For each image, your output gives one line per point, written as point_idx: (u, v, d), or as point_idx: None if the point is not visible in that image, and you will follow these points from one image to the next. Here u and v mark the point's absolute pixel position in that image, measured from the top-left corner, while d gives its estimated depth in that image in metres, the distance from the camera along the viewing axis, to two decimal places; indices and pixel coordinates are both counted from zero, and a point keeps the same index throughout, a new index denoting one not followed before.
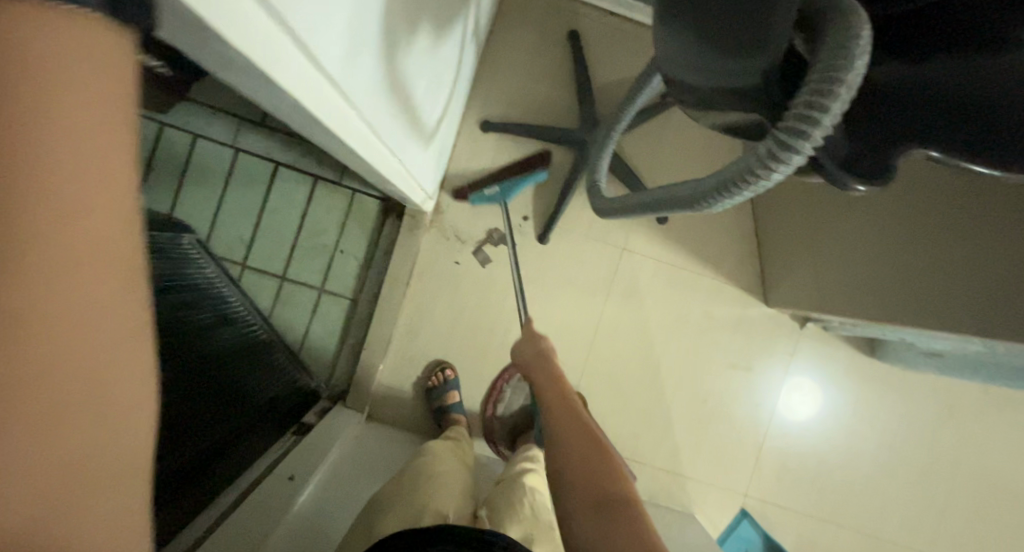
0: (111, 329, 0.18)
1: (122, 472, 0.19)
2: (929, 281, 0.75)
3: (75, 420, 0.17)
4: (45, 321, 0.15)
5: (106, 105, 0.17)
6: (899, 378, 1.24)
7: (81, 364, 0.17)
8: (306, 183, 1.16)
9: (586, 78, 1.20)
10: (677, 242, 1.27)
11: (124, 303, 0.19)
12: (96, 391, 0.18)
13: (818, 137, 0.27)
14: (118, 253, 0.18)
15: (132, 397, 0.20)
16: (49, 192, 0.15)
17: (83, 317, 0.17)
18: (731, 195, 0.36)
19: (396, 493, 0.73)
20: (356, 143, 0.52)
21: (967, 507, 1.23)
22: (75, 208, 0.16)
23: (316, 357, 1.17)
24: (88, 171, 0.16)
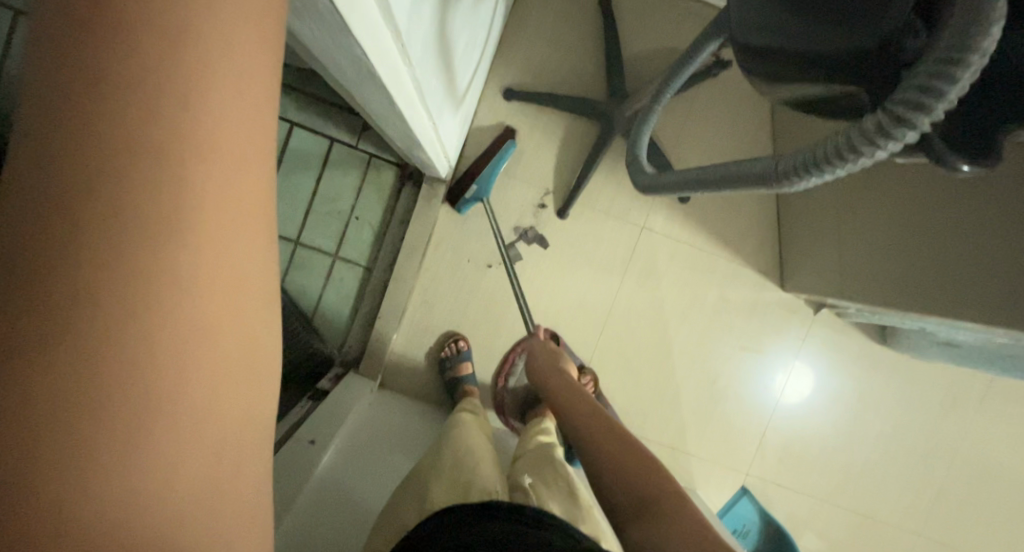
0: (220, 277, 0.21)
1: (200, 410, 0.21)
2: (935, 268, 0.76)
3: (177, 342, 0.20)
4: (165, 259, 0.19)
5: (247, 96, 0.21)
6: (907, 367, 1.26)
7: (189, 301, 0.20)
8: (322, 146, 1.12)
9: (616, 48, 1.15)
10: (697, 223, 1.25)
11: (241, 262, 0.22)
12: (198, 325, 0.21)
13: (940, 110, 0.25)
14: (240, 217, 0.22)
15: (224, 348, 0.22)
16: (186, 149, 0.19)
17: (194, 257, 0.20)
18: (825, 170, 0.34)
19: (437, 466, 0.75)
20: (405, 106, 0.49)
21: (961, 492, 1.27)
22: (207, 168, 0.20)
23: (329, 323, 1.16)
24: (225, 140, 0.20)
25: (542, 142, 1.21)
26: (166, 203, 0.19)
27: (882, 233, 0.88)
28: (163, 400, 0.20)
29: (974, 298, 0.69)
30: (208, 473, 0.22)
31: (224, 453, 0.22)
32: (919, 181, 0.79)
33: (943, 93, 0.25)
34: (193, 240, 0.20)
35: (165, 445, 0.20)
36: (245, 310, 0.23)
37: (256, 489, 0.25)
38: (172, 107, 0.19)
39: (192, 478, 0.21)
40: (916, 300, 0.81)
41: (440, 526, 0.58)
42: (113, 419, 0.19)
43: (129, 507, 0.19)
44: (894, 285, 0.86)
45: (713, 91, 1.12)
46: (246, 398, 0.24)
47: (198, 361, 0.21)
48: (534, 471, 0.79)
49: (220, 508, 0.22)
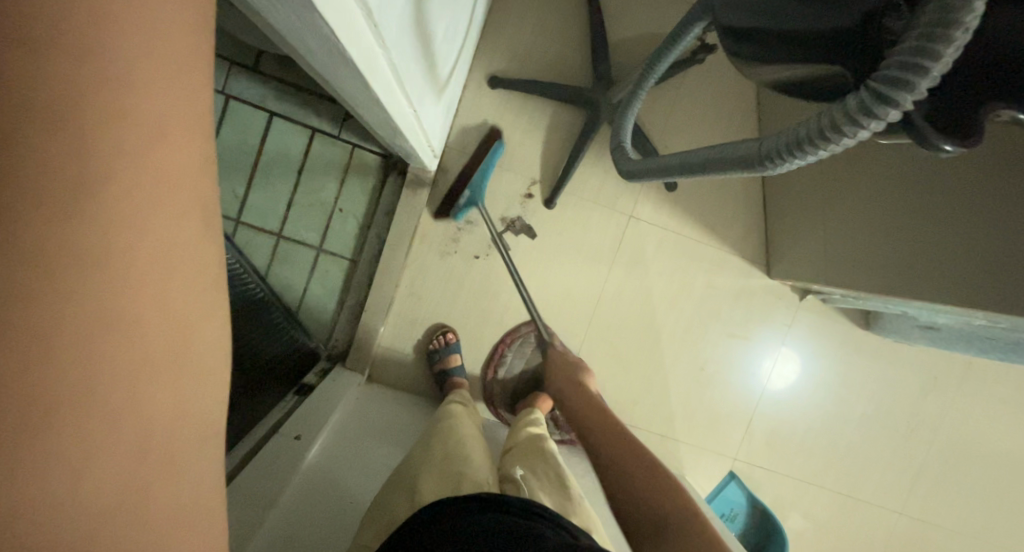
0: (153, 277, 0.20)
1: (133, 413, 0.20)
2: (917, 253, 0.76)
3: (106, 348, 0.19)
4: (91, 258, 0.18)
5: (176, 86, 0.20)
6: (891, 351, 1.28)
7: (119, 302, 0.19)
8: (303, 136, 1.09)
9: (601, 34, 1.14)
10: (685, 211, 1.25)
11: (175, 259, 0.21)
12: (129, 326, 0.20)
13: (923, 89, 0.25)
14: (171, 210, 0.21)
15: (159, 347, 0.21)
16: (115, 141, 0.18)
17: (123, 255, 0.19)
18: (809, 152, 0.34)
19: (427, 459, 0.74)
20: (381, 91, 0.48)
21: (940, 472, 1.30)
22: (132, 161, 0.19)
23: (314, 317, 1.15)
24: (153, 131, 0.19)
25: (528, 131, 1.19)
26: (92, 198, 0.17)
27: (865, 219, 0.89)
28: (93, 408, 0.18)
29: (957, 281, 0.70)
30: (144, 476, 0.21)
31: (162, 452, 0.22)
32: (896, 167, 0.80)
33: (925, 70, 0.24)
34: (122, 238, 0.19)
35: (96, 454, 0.19)
36: (179, 305, 0.22)
37: (196, 497, 0.24)
38: (100, 92, 0.17)
39: (127, 481, 0.20)
40: (900, 284, 0.81)
41: (430, 517, 0.58)
42: (41, 439, 0.17)
43: (62, 524, 0.18)
44: (879, 270, 0.86)
45: (699, 78, 1.12)
46: (184, 395, 0.23)
47: (130, 361, 0.20)
48: (523, 460, 0.80)
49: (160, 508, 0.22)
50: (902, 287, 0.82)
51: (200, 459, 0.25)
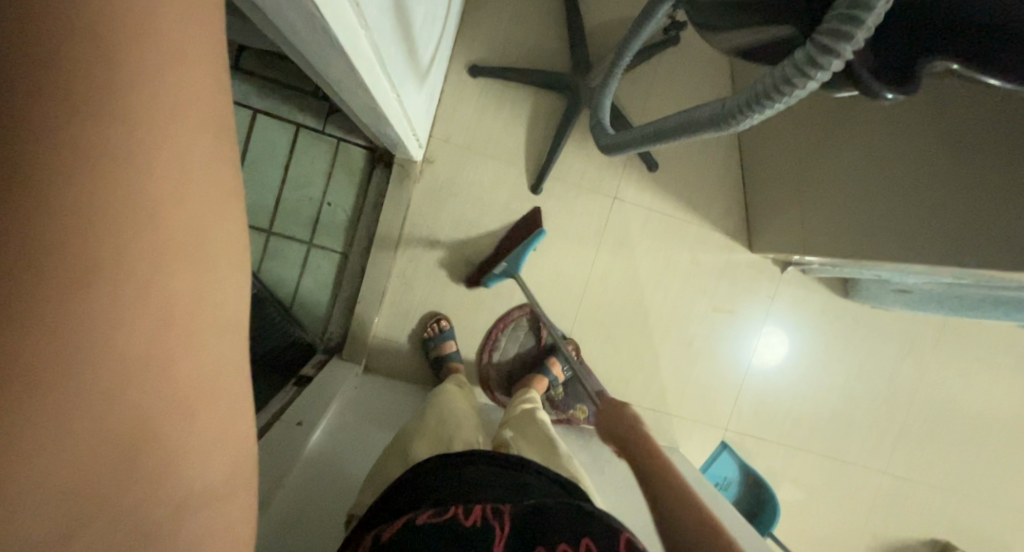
0: (180, 207, 0.21)
1: (151, 332, 0.21)
2: (889, 216, 0.80)
3: (129, 265, 0.20)
4: (116, 172, 0.19)
5: (198, 34, 0.21)
6: (869, 317, 1.33)
7: (181, 253, 0.22)
8: (287, 131, 1.10)
9: (578, 20, 1.16)
10: (667, 191, 1.28)
11: (199, 195, 0.22)
12: (153, 250, 0.21)
13: (860, 41, 0.28)
14: (200, 154, 0.22)
15: (183, 277, 0.22)
16: (141, 68, 0.19)
17: (147, 177, 0.20)
18: (770, 105, 0.37)
19: (422, 427, 0.77)
20: (365, 73, 0.50)
21: (921, 430, 1.36)
22: (160, 91, 0.20)
23: (308, 311, 1.16)
24: (179, 66, 0.20)
25: (511, 118, 1.21)
26: (118, 113, 0.18)
27: (837, 187, 0.92)
28: (113, 317, 0.20)
29: (928, 237, 0.73)
30: (155, 401, 0.22)
31: (187, 384, 0.24)
32: (863, 135, 0.83)
33: (861, 21, 0.27)
34: (148, 161, 0.20)
35: (152, 380, 0.22)
36: (202, 243, 0.23)
37: (221, 435, 0.26)
38: (151, 63, 0.19)
39: (138, 399, 0.21)
40: (875, 247, 0.85)
41: (428, 470, 0.61)
42: (74, 328, 0.18)
43: (76, 421, 0.19)
44: (854, 236, 0.90)
45: (675, 59, 1.15)
46: (213, 337, 0.25)
47: (152, 283, 0.21)
48: (516, 424, 0.84)
49: (170, 436, 0.23)
50: (876, 249, 0.85)
51: (233, 405, 0.26)
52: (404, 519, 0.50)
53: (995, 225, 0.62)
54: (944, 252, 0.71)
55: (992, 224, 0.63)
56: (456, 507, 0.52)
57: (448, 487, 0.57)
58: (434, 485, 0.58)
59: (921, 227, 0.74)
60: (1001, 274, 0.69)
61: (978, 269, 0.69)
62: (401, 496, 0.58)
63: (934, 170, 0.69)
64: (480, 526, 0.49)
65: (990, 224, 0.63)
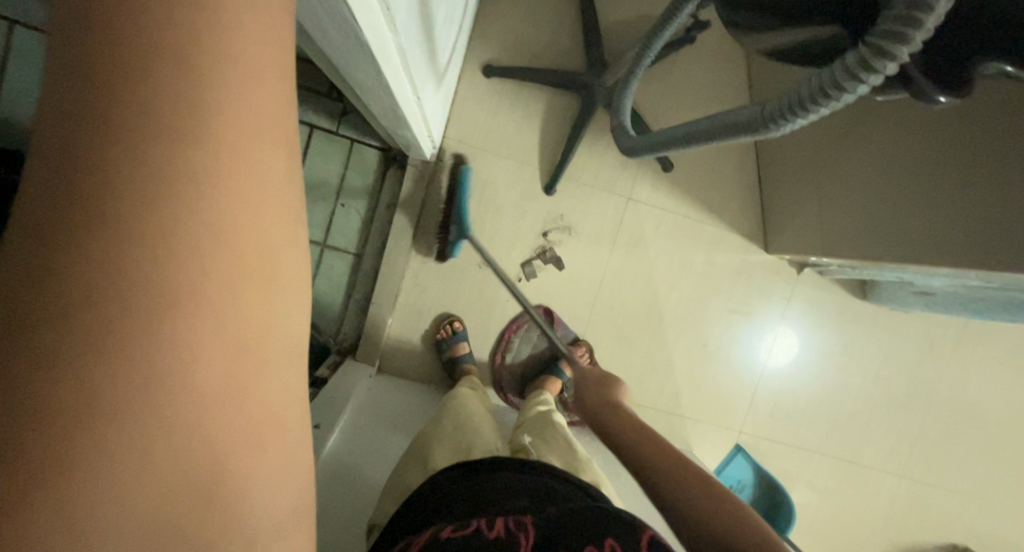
0: (256, 227, 0.20)
1: (229, 363, 0.20)
2: (914, 218, 0.78)
3: (207, 290, 0.19)
4: (194, 192, 0.18)
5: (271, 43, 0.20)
6: (887, 319, 1.31)
7: (253, 281, 0.20)
8: (301, 132, 1.09)
9: (593, 19, 1.15)
10: (682, 192, 1.27)
11: (278, 215, 0.21)
12: (230, 274, 0.19)
13: (918, 41, 0.27)
14: (274, 174, 0.20)
15: (262, 302, 0.21)
16: (212, 83, 0.18)
17: (225, 196, 0.19)
18: (814, 109, 0.35)
19: (439, 431, 0.77)
20: (391, 76, 0.49)
21: (939, 433, 1.34)
22: (231, 106, 0.18)
23: (322, 312, 1.16)
24: (255, 75, 0.19)
25: (525, 118, 1.20)
26: (194, 131, 0.18)
27: (859, 188, 0.91)
28: (191, 345, 0.18)
29: (953, 242, 0.72)
30: (232, 437, 0.20)
31: (261, 417, 0.22)
32: (889, 135, 0.81)
33: (920, 22, 0.26)
34: (224, 178, 0.19)
35: (224, 420, 0.20)
36: (277, 265, 0.21)
37: (291, 477, 0.24)
38: (221, 76, 0.18)
39: (217, 435, 0.20)
40: (898, 249, 0.83)
41: (450, 479, 0.61)
42: (143, 364, 0.17)
43: (153, 455, 0.18)
44: (876, 238, 0.88)
45: (692, 58, 1.13)
46: (285, 367, 0.23)
47: (231, 310, 0.19)
48: (531, 426, 0.84)
49: (247, 475, 0.21)
50: (898, 252, 0.84)
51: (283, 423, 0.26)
52: (427, 535, 0.50)
53: None
54: (969, 256, 0.70)
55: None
56: (480, 520, 0.50)
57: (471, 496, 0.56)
58: (456, 496, 0.57)
59: (948, 231, 0.72)
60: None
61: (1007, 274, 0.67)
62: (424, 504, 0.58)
63: (964, 172, 0.67)
64: (506, 537, 0.47)
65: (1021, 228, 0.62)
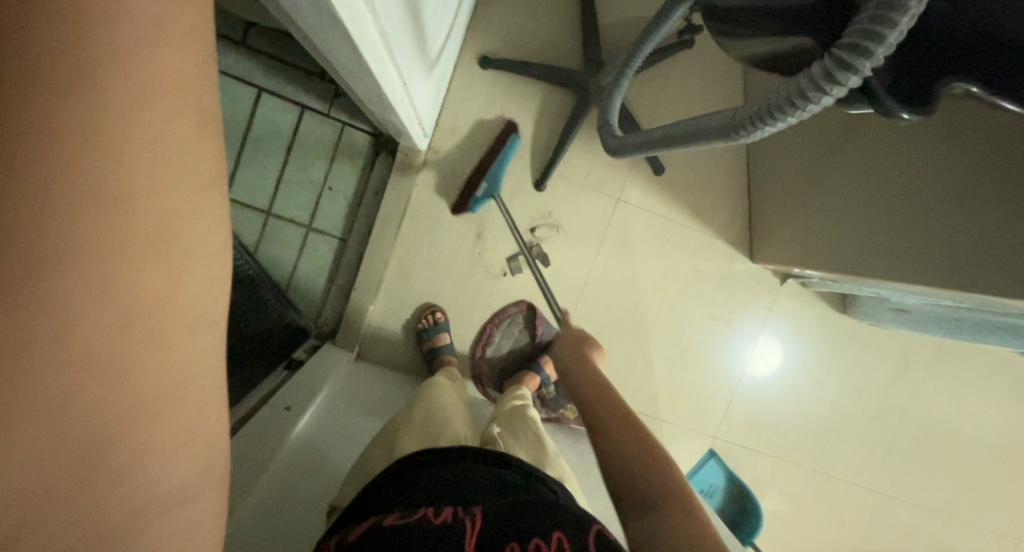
0: (152, 200, 0.20)
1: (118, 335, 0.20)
2: (896, 234, 0.79)
3: (94, 262, 0.19)
4: (85, 163, 0.18)
5: (177, 16, 0.20)
6: (866, 334, 1.33)
7: (151, 252, 0.21)
8: (292, 112, 1.09)
9: (592, 17, 1.15)
10: (671, 196, 1.28)
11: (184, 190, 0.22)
12: (118, 250, 0.19)
13: (882, 55, 0.26)
14: (179, 145, 0.21)
15: (156, 274, 0.21)
16: (115, 55, 0.18)
17: (116, 174, 0.19)
18: (780, 119, 0.36)
19: (410, 417, 0.77)
20: (370, 59, 0.49)
21: (910, 450, 1.36)
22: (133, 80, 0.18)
23: (303, 295, 1.15)
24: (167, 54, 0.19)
25: (519, 112, 1.20)
26: (87, 105, 0.17)
27: (844, 202, 0.92)
28: (72, 323, 0.18)
29: (935, 260, 0.72)
30: (118, 404, 0.21)
31: (161, 386, 0.22)
32: (876, 151, 0.82)
33: (884, 36, 0.26)
34: (118, 158, 0.19)
35: (115, 389, 0.20)
36: (176, 245, 0.22)
37: (194, 441, 0.25)
38: (121, 50, 0.18)
39: (100, 404, 0.20)
40: (878, 265, 0.84)
41: (416, 462, 0.61)
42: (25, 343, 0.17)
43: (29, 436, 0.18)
44: (857, 253, 0.89)
45: (688, 62, 1.13)
46: (190, 335, 0.24)
47: (120, 288, 0.20)
48: (505, 419, 0.85)
49: (135, 447, 0.22)
50: (878, 268, 0.84)
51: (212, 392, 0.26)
52: (369, 522, 0.51)
53: (1000, 251, 0.62)
54: (945, 275, 0.71)
55: (996, 250, 0.62)
56: (426, 509, 0.51)
57: (429, 483, 0.57)
58: (414, 484, 0.57)
59: (926, 248, 0.73)
60: (1002, 301, 0.68)
61: (982, 294, 0.68)
62: (385, 487, 0.58)
63: (943, 191, 0.68)
64: (449, 521, 0.49)
65: (995, 249, 0.62)
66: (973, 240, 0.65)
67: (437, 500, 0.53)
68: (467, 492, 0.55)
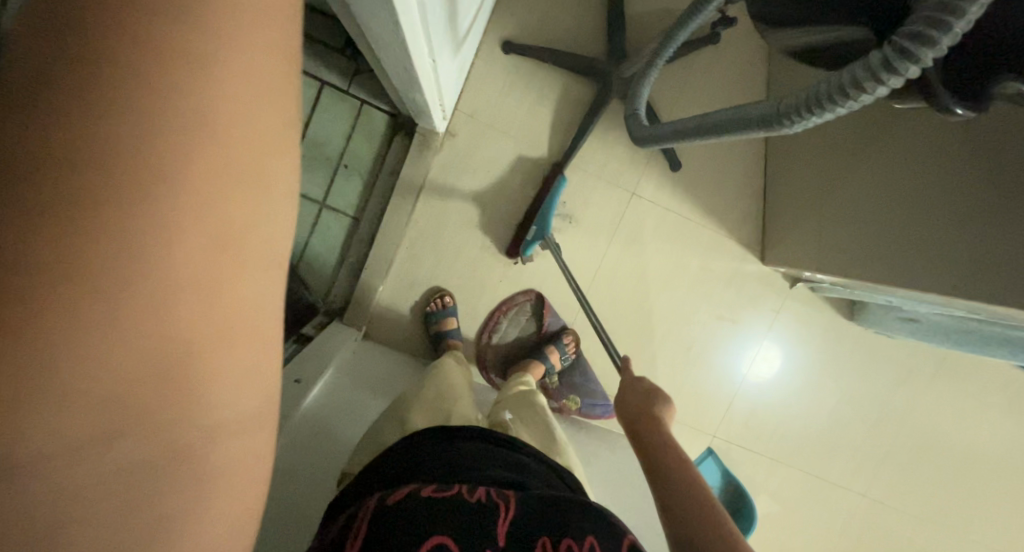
0: (196, 172, 0.25)
1: (187, 282, 0.26)
2: (913, 241, 0.79)
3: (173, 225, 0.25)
4: (163, 149, 0.24)
5: None
6: (872, 343, 1.33)
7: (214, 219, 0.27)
8: (311, 87, 1.08)
9: (619, 7, 1.13)
10: (686, 193, 1.27)
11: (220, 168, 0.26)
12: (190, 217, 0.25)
13: (945, 45, 0.26)
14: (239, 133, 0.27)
15: (201, 233, 0.26)
16: (184, 68, 0.23)
17: (190, 158, 0.25)
18: (828, 109, 0.35)
19: (420, 395, 0.77)
20: (407, 31, 0.48)
21: (906, 460, 1.37)
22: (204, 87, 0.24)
23: (314, 272, 1.15)
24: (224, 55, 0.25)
25: (539, 100, 1.19)
26: (163, 107, 0.23)
27: (862, 206, 0.91)
28: (153, 272, 0.25)
29: (954, 269, 0.72)
30: (173, 343, 0.26)
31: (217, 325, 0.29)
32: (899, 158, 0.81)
33: (949, 25, 0.25)
34: (193, 147, 0.25)
35: (180, 323, 0.27)
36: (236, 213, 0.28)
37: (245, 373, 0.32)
38: (183, 58, 0.23)
39: (170, 336, 0.26)
40: (892, 272, 0.84)
41: (438, 438, 0.61)
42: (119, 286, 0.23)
43: (119, 356, 0.24)
44: (872, 259, 0.89)
45: (713, 58, 1.12)
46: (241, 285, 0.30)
47: (188, 247, 0.26)
48: (513, 404, 0.86)
49: (196, 374, 0.28)
50: (892, 275, 0.84)
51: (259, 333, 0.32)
52: (407, 488, 0.51)
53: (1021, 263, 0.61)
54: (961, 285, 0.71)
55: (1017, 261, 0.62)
56: (460, 485, 0.52)
57: (452, 460, 0.57)
58: (437, 457, 0.58)
59: (942, 257, 0.73)
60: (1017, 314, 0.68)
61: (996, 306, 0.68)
62: (408, 457, 0.59)
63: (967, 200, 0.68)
64: (483, 502, 0.49)
65: (1015, 261, 0.62)
66: (993, 251, 0.65)
67: (463, 479, 0.54)
68: (491, 475, 0.55)
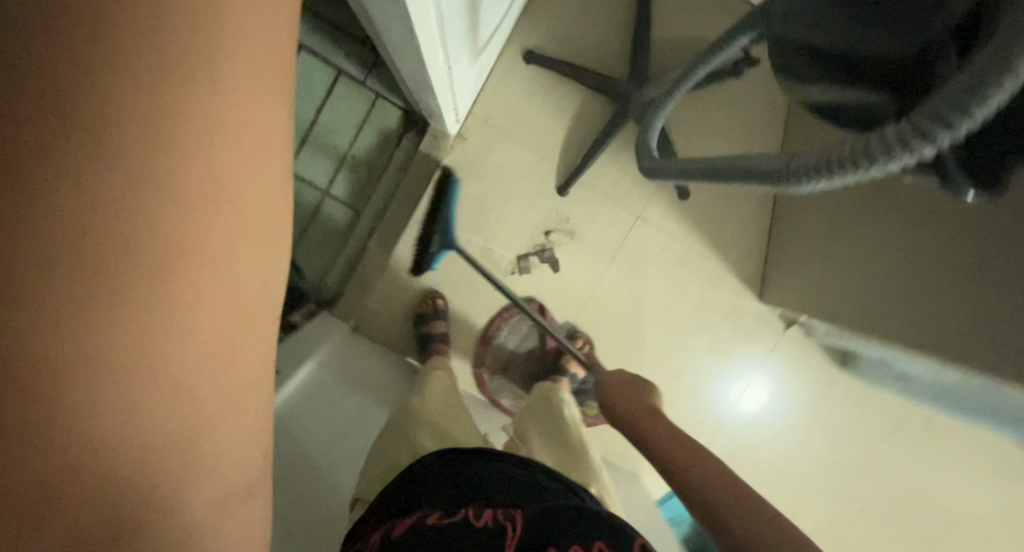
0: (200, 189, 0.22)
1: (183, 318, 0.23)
2: (914, 302, 0.77)
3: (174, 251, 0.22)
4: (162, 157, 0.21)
5: None
6: (861, 393, 1.31)
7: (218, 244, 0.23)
8: (328, 74, 1.07)
9: (645, 30, 1.13)
10: (691, 222, 1.26)
11: (229, 186, 0.23)
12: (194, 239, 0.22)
13: (961, 130, 0.25)
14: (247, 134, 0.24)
15: (209, 258, 0.23)
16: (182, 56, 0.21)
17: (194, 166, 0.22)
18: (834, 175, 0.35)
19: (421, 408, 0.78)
20: (422, 37, 0.48)
21: (883, 515, 1.35)
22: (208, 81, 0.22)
23: (309, 260, 1.14)
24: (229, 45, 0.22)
25: (555, 113, 1.18)
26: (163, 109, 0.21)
27: (866, 257, 0.91)
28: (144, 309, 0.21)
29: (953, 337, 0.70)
30: (160, 397, 0.23)
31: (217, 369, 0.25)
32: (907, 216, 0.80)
33: (967, 111, 0.24)
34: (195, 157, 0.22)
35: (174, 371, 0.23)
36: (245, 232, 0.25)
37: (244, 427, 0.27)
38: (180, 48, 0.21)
39: (162, 388, 0.23)
40: (890, 329, 0.83)
41: (439, 462, 0.62)
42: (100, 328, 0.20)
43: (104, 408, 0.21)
44: (870, 313, 0.88)
45: (732, 92, 1.12)
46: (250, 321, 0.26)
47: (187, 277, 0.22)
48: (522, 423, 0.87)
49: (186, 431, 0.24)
50: (889, 332, 0.83)
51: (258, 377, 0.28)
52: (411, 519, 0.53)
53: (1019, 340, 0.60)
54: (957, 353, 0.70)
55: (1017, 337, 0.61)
56: (468, 509, 0.53)
57: (455, 485, 0.58)
58: (439, 483, 0.59)
59: (939, 322, 0.72)
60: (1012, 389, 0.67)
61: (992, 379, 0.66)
62: (407, 486, 0.60)
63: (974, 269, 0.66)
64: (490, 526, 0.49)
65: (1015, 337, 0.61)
66: (994, 324, 0.64)
67: (472, 503, 0.55)
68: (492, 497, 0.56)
